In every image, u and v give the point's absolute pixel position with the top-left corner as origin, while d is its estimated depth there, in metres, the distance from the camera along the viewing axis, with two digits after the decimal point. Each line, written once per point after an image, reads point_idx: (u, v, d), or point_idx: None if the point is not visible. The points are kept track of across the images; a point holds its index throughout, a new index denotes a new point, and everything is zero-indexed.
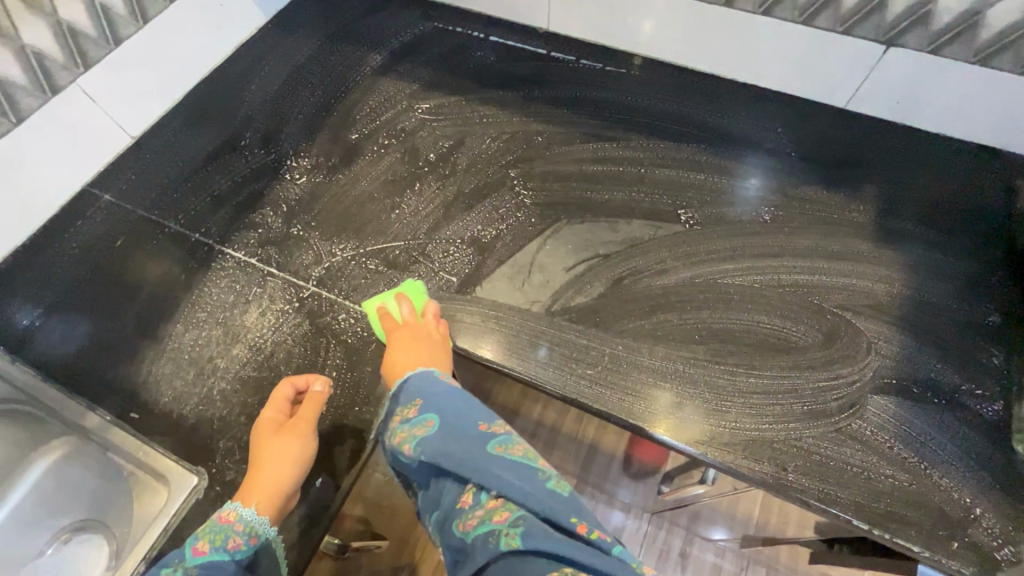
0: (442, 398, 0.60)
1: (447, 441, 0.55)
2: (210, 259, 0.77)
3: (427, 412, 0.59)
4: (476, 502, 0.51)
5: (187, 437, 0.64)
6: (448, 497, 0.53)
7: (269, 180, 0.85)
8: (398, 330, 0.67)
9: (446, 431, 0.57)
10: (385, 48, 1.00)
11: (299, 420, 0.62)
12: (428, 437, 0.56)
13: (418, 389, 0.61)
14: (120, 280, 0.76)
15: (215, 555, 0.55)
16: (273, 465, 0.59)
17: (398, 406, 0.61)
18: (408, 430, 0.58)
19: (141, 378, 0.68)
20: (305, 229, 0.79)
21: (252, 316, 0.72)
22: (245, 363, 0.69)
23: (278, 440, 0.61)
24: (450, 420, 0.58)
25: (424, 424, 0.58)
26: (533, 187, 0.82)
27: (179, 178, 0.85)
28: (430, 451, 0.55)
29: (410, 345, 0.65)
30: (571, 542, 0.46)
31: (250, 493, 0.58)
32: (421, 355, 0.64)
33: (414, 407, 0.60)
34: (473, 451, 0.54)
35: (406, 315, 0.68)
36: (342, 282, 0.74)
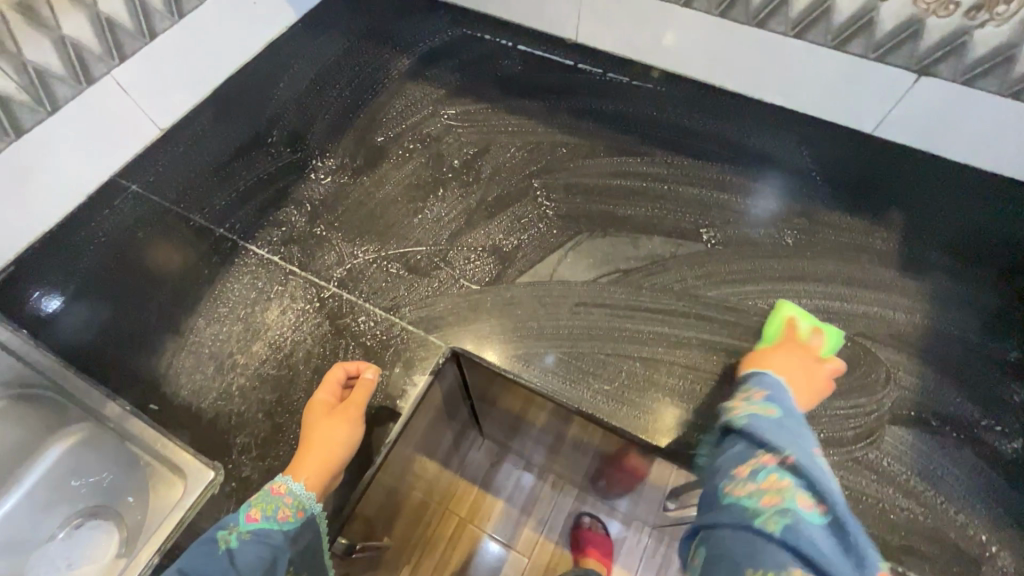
0: (791, 404, 0.60)
1: (772, 424, 0.56)
2: (234, 255, 0.78)
3: (772, 399, 0.59)
4: (765, 469, 0.52)
5: (205, 431, 0.65)
6: (733, 455, 0.56)
7: (294, 178, 0.85)
8: (787, 345, 0.66)
9: (775, 419, 0.57)
10: (414, 52, 1.00)
11: (354, 403, 0.64)
12: (760, 412, 0.58)
13: (773, 388, 0.61)
14: (145, 272, 0.77)
15: (266, 522, 0.56)
16: (326, 445, 0.61)
17: (745, 385, 0.62)
18: (743, 401, 0.60)
19: (163, 370, 0.69)
20: (328, 230, 0.80)
21: (274, 314, 0.73)
22: (265, 360, 0.69)
23: (332, 422, 0.63)
24: (789, 416, 0.58)
25: (763, 404, 0.59)
26: (556, 198, 0.82)
27: (206, 173, 0.86)
28: (750, 421, 0.57)
29: (798, 369, 0.64)
30: (847, 565, 0.46)
31: (303, 469, 0.60)
32: (797, 385, 0.63)
33: (763, 389, 0.61)
34: (791, 441, 0.54)
35: (808, 341, 0.67)
36: (363, 284, 0.75)
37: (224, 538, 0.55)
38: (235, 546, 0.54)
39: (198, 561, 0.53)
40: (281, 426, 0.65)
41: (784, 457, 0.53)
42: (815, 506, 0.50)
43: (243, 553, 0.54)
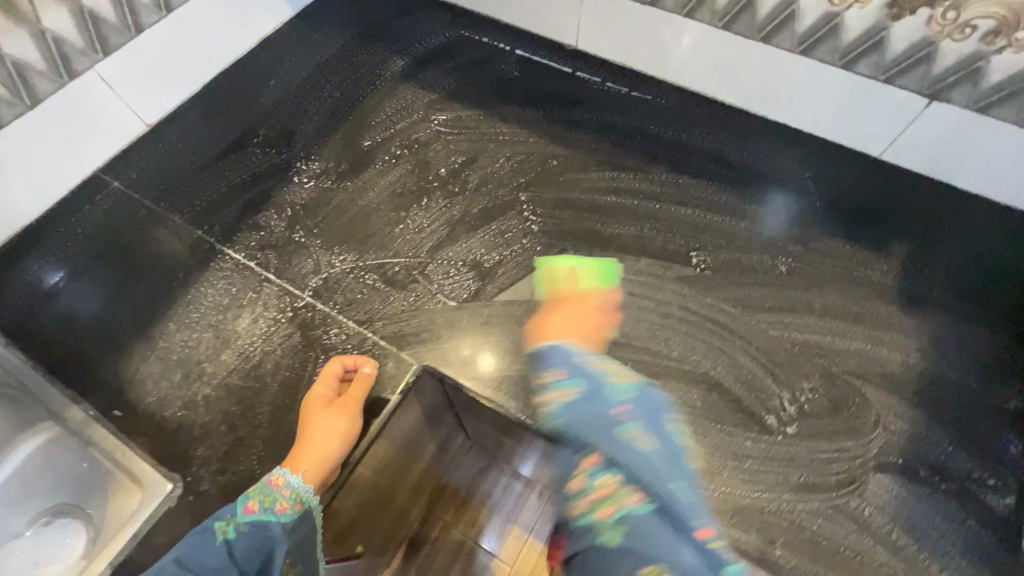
0: (586, 362, 0.50)
1: (582, 410, 0.46)
2: (209, 259, 0.76)
3: (565, 376, 0.48)
4: (589, 485, 0.44)
5: (167, 441, 0.64)
6: (563, 462, 0.47)
7: (278, 181, 0.84)
8: (557, 305, 0.61)
9: (585, 405, 0.46)
10: (409, 53, 0.97)
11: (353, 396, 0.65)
12: (564, 400, 0.47)
13: (564, 354, 0.51)
14: (120, 272, 0.76)
15: (264, 514, 0.56)
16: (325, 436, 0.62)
17: (541, 360, 0.52)
18: (547, 389, 0.49)
19: (129, 374, 0.68)
20: (307, 236, 0.78)
21: (245, 322, 0.71)
22: (232, 370, 0.68)
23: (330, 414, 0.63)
24: (591, 395, 0.47)
25: (564, 385, 0.48)
26: (542, 214, 0.80)
27: (188, 171, 0.85)
28: (561, 417, 0.47)
29: (573, 319, 0.56)
30: (681, 540, 0.42)
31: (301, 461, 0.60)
32: (574, 331, 0.54)
33: (561, 367, 0.49)
34: (603, 431, 0.45)
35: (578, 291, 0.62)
36: (338, 295, 0.73)
37: (222, 529, 0.54)
38: (233, 537, 0.54)
39: (196, 551, 0.53)
40: (243, 441, 0.64)
41: (607, 455, 0.44)
42: (643, 495, 0.43)
43: (241, 544, 0.54)
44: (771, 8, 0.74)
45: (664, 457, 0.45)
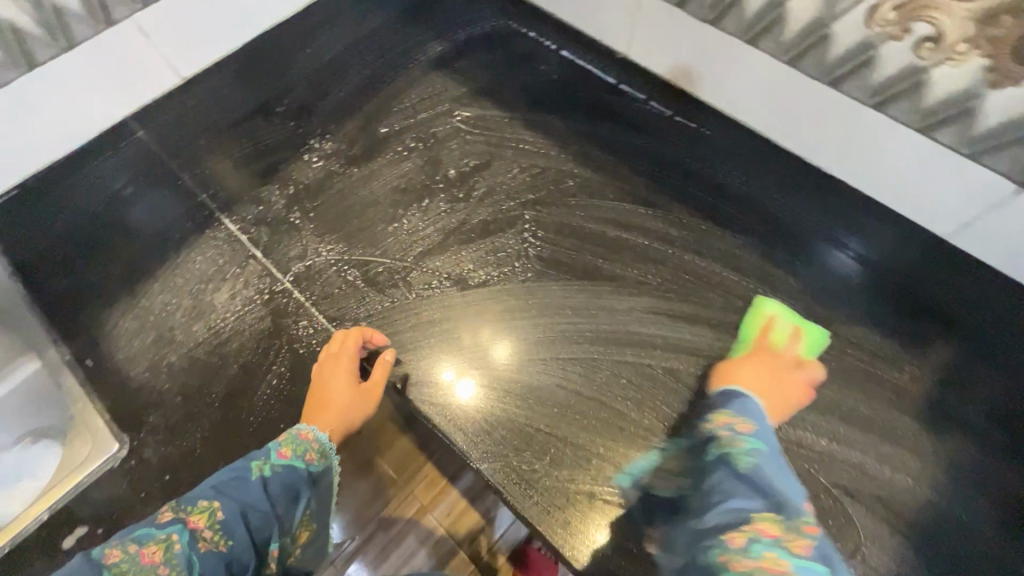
0: (768, 429, 0.59)
1: (773, 468, 0.56)
2: (206, 226, 0.77)
3: (761, 433, 0.58)
4: (766, 541, 0.49)
5: (126, 400, 0.65)
6: (730, 511, 0.52)
7: (288, 155, 0.82)
8: (759, 354, 0.67)
9: (762, 467, 0.55)
10: (449, 38, 0.93)
11: (784, 374, 0.65)
12: (756, 452, 0.56)
13: (758, 417, 0.59)
14: (125, 224, 0.78)
15: (295, 460, 0.56)
16: (757, 382, 0.64)
17: (727, 405, 0.61)
18: (728, 431, 0.59)
19: (108, 327, 0.70)
20: (302, 219, 0.77)
21: (222, 297, 0.71)
22: (200, 342, 0.69)
23: (759, 363, 0.66)
24: (778, 472, 0.55)
25: (745, 437, 0.58)
26: (543, 238, 0.75)
27: (207, 132, 0.85)
28: (756, 465, 0.55)
29: (765, 378, 0.64)
30: None
31: (764, 395, 0.63)
32: (762, 390, 0.63)
33: (748, 422, 0.59)
34: (774, 487, 0.54)
35: (789, 354, 0.66)
36: (316, 286, 0.72)
37: (257, 467, 0.54)
38: (269, 475, 0.54)
39: (232, 484, 0.53)
40: (194, 416, 0.65)
41: (774, 505, 0.52)
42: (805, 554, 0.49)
43: (275, 483, 0.54)
44: (846, 50, 0.62)
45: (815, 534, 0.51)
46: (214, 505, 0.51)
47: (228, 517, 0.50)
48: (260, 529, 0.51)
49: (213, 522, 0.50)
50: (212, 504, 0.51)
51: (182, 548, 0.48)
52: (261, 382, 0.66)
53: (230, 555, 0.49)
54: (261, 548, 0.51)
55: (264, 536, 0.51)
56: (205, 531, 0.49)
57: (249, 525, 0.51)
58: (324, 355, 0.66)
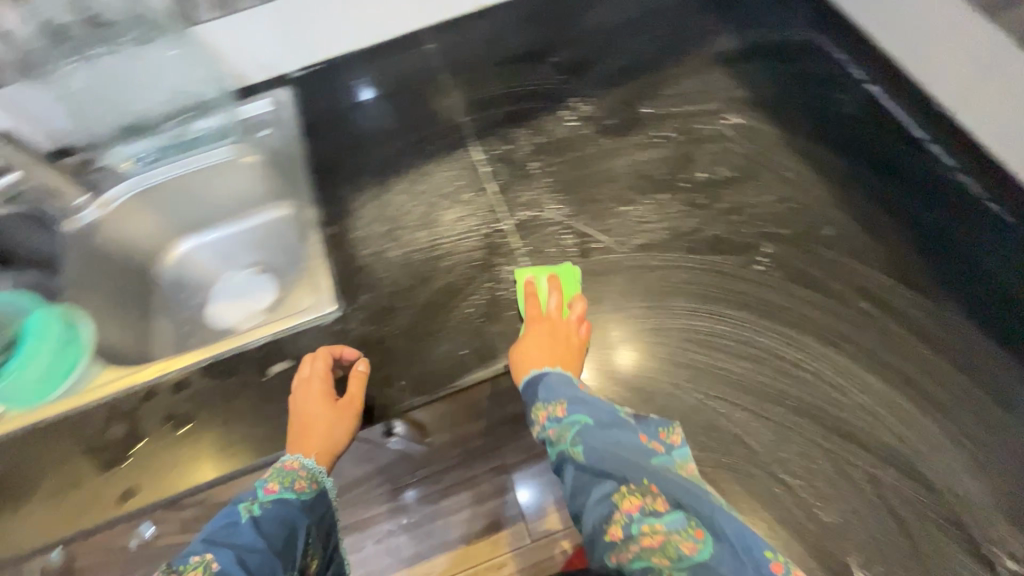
0: (580, 394, 0.61)
1: (601, 435, 0.57)
2: (456, 146, 0.82)
3: (575, 410, 0.59)
4: (636, 515, 0.51)
5: (349, 274, 0.74)
6: (596, 505, 0.54)
7: (547, 106, 0.84)
8: (531, 324, 0.65)
9: (594, 444, 0.56)
10: (741, 39, 0.88)
11: (564, 335, 0.64)
12: (580, 432, 0.57)
13: (563, 386, 0.61)
14: (392, 122, 0.86)
15: (285, 492, 0.60)
16: (541, 346, 0.62)
17: (539, 398, 0.61)
18: (551, 423, 0.59)
19: (353, 205, 0.79)
20: (541, 171, 0.79)
21: (450, 216, 0.76)
22: (420, 248, 0.74)
23: (539, 330, 0.64)
24: (610, 439, 0.57)
25: (566, 423, 0.58)
26: (776, 277, 0.68)
27: (484, 63, 0.90)
28: (586, 446, 0.56)
29: (548, 341, 0.62)
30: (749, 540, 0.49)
31: (557, 359, 0.62)
32: (552, 355, 0.61)
33: (559, 403, 0.60)
34: (618, 459, 0.55)
35: (546, 308, 0.66)
36: (534, 238, 0.73)
37: (247, 508, 0.58)
38: (259, 513, 0.58)
39: (224, 532, 0.56)
40: (396, 310, 0.71)
41: (623, 476, 0.54)
42: (683, 524, 0.50)
43: (267, 520, 0.57)
44: None
45: (665, 477, 0.54)
46: (207, 558, 0.53)
47: (225, 564, 0.53)
48: (259, 567, 0.54)
49: (208, 572, 0.52)
50: (206, 557, 0.53)
51: None
52: (456, 305, 0.70)
53: None
54: None
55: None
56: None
57: (247, 566, 0.53)
58: (298, 381, 0.67)
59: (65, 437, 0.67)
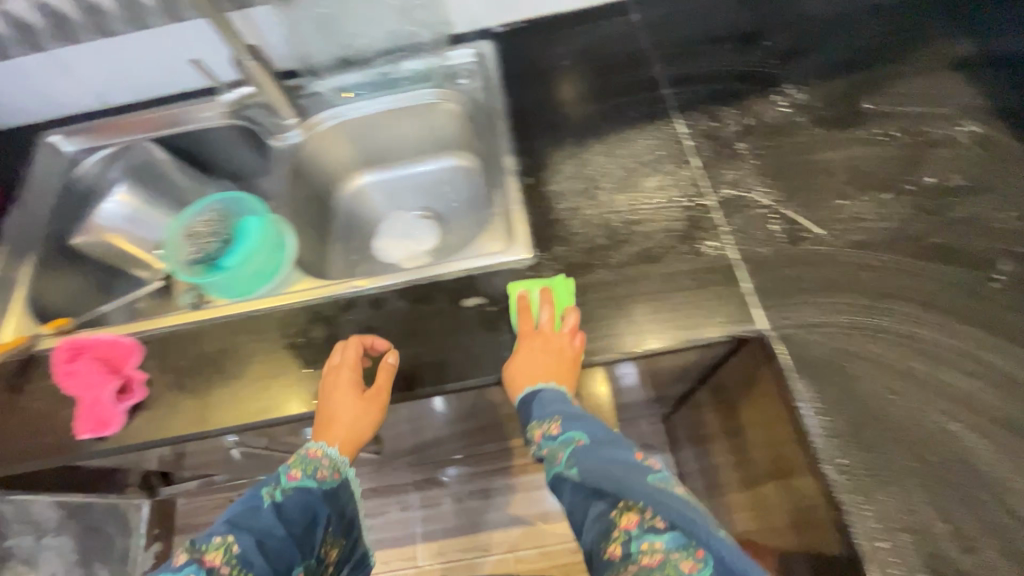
0: (574, 415, 0.61)
1: (595, 454, 0.57)
2: (659, 116, 0.81)
3: (568, 428, 0.59)
4: (635, 531, 0.49)
5: (544, 224, 0.74)
6: (593, 520, 0.52)
7: (757, 89, 0.82)
8: (523, 340, 0.65)
9: (588, 461, 0.56)
10: (981, 45, 0.81)
11: (557, 349, 0.63)
12: (573, 452, 0.57)
13: (556, 403, 0.62)
14: (593, 86, 0.86)
15: (307, 480, 0.60)
16: (534, 366, 0.63)
17: (534, 417, 0.62)
18: (545, 440, 0.59)
19: (551, 160, 0.80)
20: (748, 152, 0.76)
21: (651, 184, 0.75)
22: (618, 210, 0.74)
23: (530, 346, 0.65)
24: (603, 457, 0.56)
25: (560, 440, 0.58)
26: (1015, 297, 0.62)
27: (690, 38, 0.89)
28: (579, 463, 0.56)
29: (539, 359, 0.63)
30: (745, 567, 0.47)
31: (550, 374, 0.62)
32: (544, 371, 0.62)
33: (552, 420, 0.60)
34: (613, 473, 0.54)
35: (539, 322, 0.66)
36: (739, 217, 0.71)
37: (269, 492, 0.58)
38: (280, 498, 0.58)
39: (246, 513, 0.56)
40: (590, 265, 0.70)
41: (617, 492, 0.52)
42: (683, 545, 0.47)
43: (289, 505, 0.57)
44: None
45: (664, 494, 0.52)
46: (229, 540, 0.53)
47: (246, 549, 0.53)
48: (279, 555, 0.54)
49: (230, 555, 0.52)
50: (227, 539, 0.53)
51: None
52: (653, 272, 0.69)
53: None
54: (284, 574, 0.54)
55: (287, 562, 0.54)
56: (222, 567, 0.51)
57: (266, 554, 0.53)
58: (328, 369, 0.68)
59: (271, 331, 0.73)
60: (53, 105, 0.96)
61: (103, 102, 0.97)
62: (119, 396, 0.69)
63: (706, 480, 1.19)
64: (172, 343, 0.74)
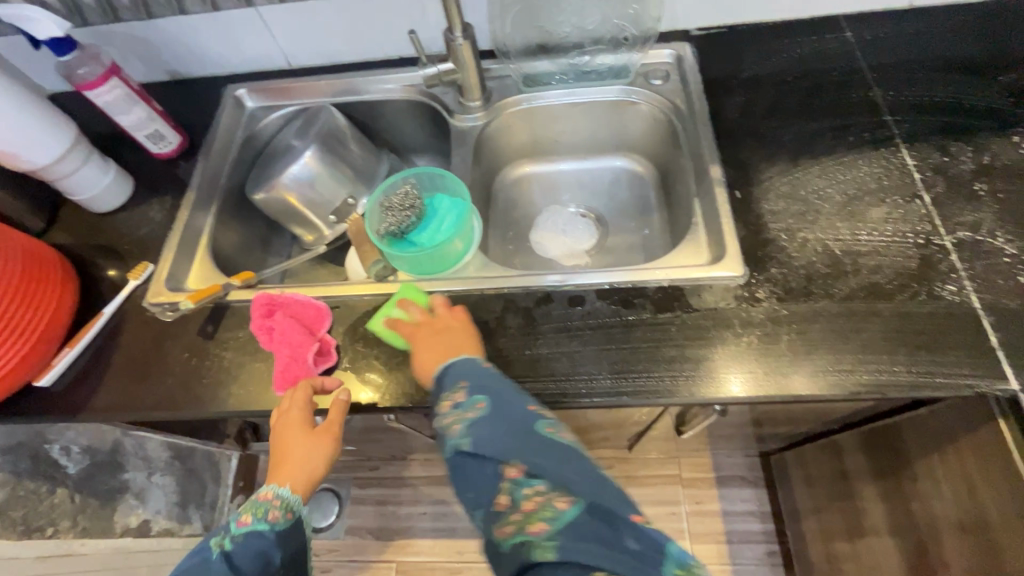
0: (480, 374, 0.60)
1: (490, 417, 0.55)
2: (881, 144, 0.76)
3: (470, 393, 0.58)
4: (520, 480, 0.50)
5: (757, 242, 0.71)
6: (483, 479, 0.52)
7: (998, 126, 0.75)
8: (412, 340, 0.66)
9: (479, 430, 0.54)
10: None
11: (444, 327, 0.66)
12: (468, 419, 0.56)
13: (467, 370, 0.60)
14: (803, 103, 0.82)
15: (259, 523, 0.60)
16: (437, 348, 0.64)
17: (443, 391, 0.60)
18: (449, 408, 0.58)
19: (761, 176, 0.76)
20: (988, 194, 0.70)
21: (876, 216, 0.71)
22: (838, 238, 0.70)
23: (420, 340, 0.65)
24: (496, 417, 0.55)
25: (458, 404, 0.57)
26: None
27: (915, 63, 0.83)
28: (471, 433, 0.54)
29: (435, 345, 0.64)
30: (616, 500, 0.50)
31: (455, 349, 0.64)
32: (448, 350, 0.63)
33: (457, 388, 0.59)
34: (506, 434, 0.54)
35: (415, 318, 0.67)
36: (979, 263, 0.66)
37: (218, 543, 0.58)
38: (229, 547, 0.57)
39: (197, 566, 0.56)
40: (811, 293, 0.66)
41: (502, 455, 0.52)
42: (561, 494, 0.49)
43: (240, 553, 0.57)
44: None
45: (551, 445, 0.53)
46: None
47: None
48: None
49: None
50: None
51: None
52: (882, 309, 0.64)
53: None
54: None
55: None
56: None
57: None
58: (276, 410, 0.66)
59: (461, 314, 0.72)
60: (245, 60, 0.98)
61: (289, 63, 0.98)
62: (316, 359, 0.69)
63: (821, 525, 1.13)
64: (360, 311, 0.74)
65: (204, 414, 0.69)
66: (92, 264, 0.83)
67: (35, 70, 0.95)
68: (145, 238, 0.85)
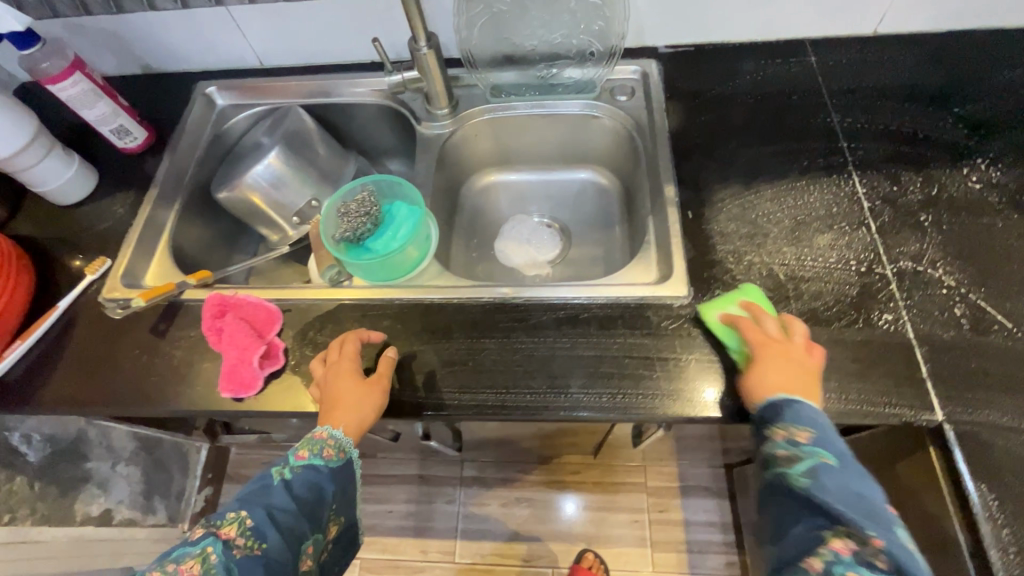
0: (830, 433, 0.56)
1: (838, 480, 0.53)
2: (833, 171, 0.77)
3: (817, 443, 0.55)
4: (847, 558, 0.49)
5: (703, 264, 0.72)
6: (803, 531, 0.52)
7: (948, 158, 0.76)
8: (761, 351, 0.61)
9: (820, 484, 0.53)
10: None
11: (802, 358, 0.60)
12: (816, 466, 0.54)
13: (807, 416, 0.56)
14: (763, 126, 0.83)
15: (315, 459, 0.59)
16: (787, 376, 0.59)
17: (778, 417, 0.57)
18: (786, 443, 0.56)
19: (714, 197, 0.77)
20: (932, 225, 0.72)
21: (823, 242, 0.72)
22: (784, 262, 0.71)
23: (771, 354, 0.60)
24: (843, 482, 0.52)
25: (803, 445, 0.55)
26: None
27: (873, 90, 0.84)
28: (812, 482, 0.53)
29: (787, 370, 0.59)
30: None
31: (800, 390, 0.58)
32: (794, 384, 0.58)
33: (803, 429, 0.56)
34: (849, 503, 0.51)
35: (770, 332, 0.62)
36: (919, 293, 0.67)
37: (280, 471, 0.59)
38: (289, 476, 0.58)
39: (259, 490, 0.57)
40: None
41: (841, 521, 0.51)
42: None
43: (292, 484, 0.58)
44: None
45: (900, 543, 0.49)
46: (242, 514, 0.55)
47: (258, 523, 0.55)
48: (288, 528, 0.56)
49: (243, 528, 0.54)
50: (240, 514, 0.55)
51: (218, 558, 0.52)
52: (819, 336, 0.66)
53: (264, 557, 0.54)
54: (295, 546, 0.56)
55: (296, 535, 0.56)
56: (236, 539, 0.54)
57: (277, 526, 0.55)
58: (324, 363, 0.66)
59: (412, 322, 0.72)
60: (218, 57, 0.98)
61: (261, 62, 0.99)
62: (262, 361, 0.70)
63: None
64: (312, 315, 0.74)
65: (152, 412, 0.70)
66: (51, 256, 0.83)
67: (3, 61, 0.95)
68: (107, 231, 0.85)
